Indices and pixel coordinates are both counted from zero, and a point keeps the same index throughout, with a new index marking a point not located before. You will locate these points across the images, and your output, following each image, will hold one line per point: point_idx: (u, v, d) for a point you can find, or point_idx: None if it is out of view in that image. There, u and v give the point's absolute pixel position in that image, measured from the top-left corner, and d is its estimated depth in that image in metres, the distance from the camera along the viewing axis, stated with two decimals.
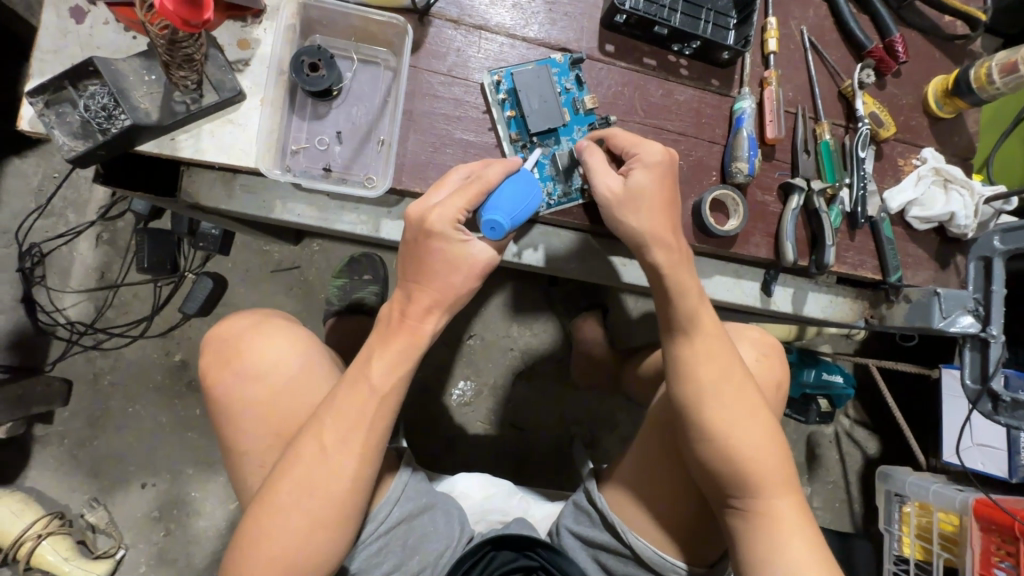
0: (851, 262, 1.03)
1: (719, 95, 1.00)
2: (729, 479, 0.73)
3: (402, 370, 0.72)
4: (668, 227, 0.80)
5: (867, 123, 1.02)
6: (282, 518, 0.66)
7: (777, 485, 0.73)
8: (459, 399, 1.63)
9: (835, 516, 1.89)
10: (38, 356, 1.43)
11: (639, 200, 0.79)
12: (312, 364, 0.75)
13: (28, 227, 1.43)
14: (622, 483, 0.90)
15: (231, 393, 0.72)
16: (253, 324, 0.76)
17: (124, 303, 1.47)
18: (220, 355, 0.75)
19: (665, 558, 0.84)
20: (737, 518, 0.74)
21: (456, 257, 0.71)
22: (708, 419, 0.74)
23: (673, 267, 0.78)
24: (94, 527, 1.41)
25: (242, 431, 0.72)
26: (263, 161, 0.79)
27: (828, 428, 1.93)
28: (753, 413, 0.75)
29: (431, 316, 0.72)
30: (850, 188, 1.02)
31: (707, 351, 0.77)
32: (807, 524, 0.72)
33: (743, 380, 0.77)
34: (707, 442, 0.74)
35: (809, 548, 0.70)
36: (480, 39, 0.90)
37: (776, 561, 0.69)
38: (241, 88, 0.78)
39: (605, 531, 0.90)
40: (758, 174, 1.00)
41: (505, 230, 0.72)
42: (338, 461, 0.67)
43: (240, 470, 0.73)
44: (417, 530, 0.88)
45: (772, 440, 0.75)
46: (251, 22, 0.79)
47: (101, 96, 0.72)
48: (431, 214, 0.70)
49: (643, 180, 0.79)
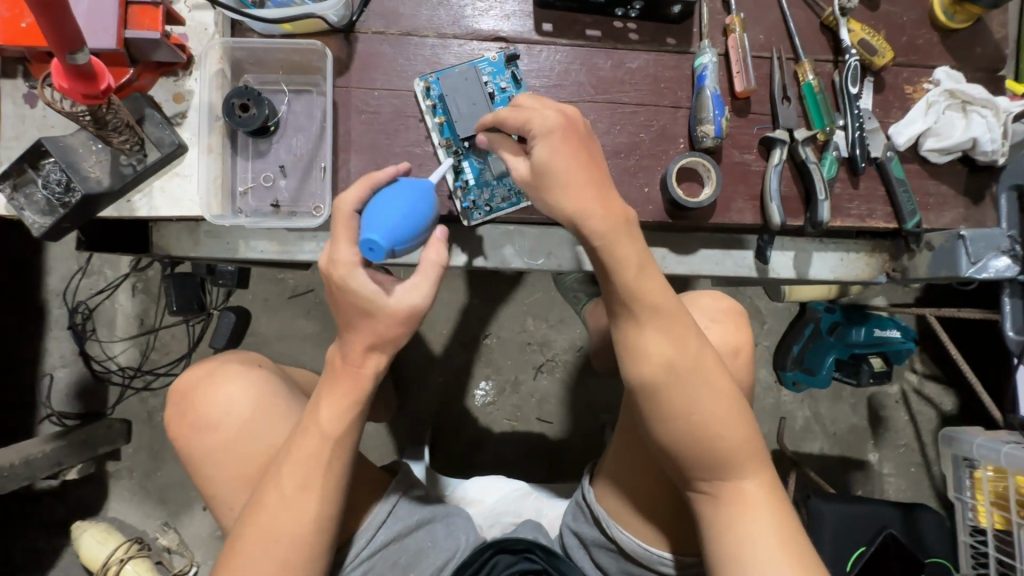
0: (857, 214, 0.91)
1: (677, 55, 0.92)
2: (692, 467, 0.69)
3: (354, 411, 0.72)
4: (592, 184, 0.68)
5: (856, 53, 0.90)
6: (248, 548, 0.70)
7: (744, 465, 0.69)
8: (483, 399, 1.62)
9: (910, 482, 1.73)
10: (99, 401, 1.55)
11: (551, 178, 0.68)
12: (266, 403, 0.84)
13: (75, 287, 1.55)
14: (606, 475, 0.87)
15: (194, 441, 0.83)
16: (207, 373, 0.86)
17: (164, 344, 1.57)
18: (179, 410, 0.85)
19: (650, 549, 0.82)
20: (702, 506, 0.70)
21: (370, 305, 0.68)
22: (663, 408, 0.68)
23: (612, 237, 0.67)
24: (169, 549, 1.53)
25: (212, 475, 0.82)
26: (211, 208, 0.82)
27: (893, 387, 1.74)
28: (719, 395, 0.68)
29: (371, 358, 0.70)
30: (845, 130, 0.91)
31: (663, 335, 0.68)
32: (774, 501, 0.70)
33: (707, 360, 0.69)
34: (668, 432, 0.68)
35: (777, 529, 0.68)
36: (410, 46, 0.88)
37: (742, 549, 0.67)
38: (181, 141, 0.81)
39: (594, 527, 0.88)
40: (731, 132, 0.91)
41: (386, 251, 0.66)
42: (293, 493, 0.70)
43: (219, 506, 0.82)
44: (412, 546, 0.91)
45: (735, 423, 0.69)
46: (182, 74, 0.82)
47: (58, 172, 0.78)
48: (334, 267, 0.67)
49: (548, 150, 0.67)
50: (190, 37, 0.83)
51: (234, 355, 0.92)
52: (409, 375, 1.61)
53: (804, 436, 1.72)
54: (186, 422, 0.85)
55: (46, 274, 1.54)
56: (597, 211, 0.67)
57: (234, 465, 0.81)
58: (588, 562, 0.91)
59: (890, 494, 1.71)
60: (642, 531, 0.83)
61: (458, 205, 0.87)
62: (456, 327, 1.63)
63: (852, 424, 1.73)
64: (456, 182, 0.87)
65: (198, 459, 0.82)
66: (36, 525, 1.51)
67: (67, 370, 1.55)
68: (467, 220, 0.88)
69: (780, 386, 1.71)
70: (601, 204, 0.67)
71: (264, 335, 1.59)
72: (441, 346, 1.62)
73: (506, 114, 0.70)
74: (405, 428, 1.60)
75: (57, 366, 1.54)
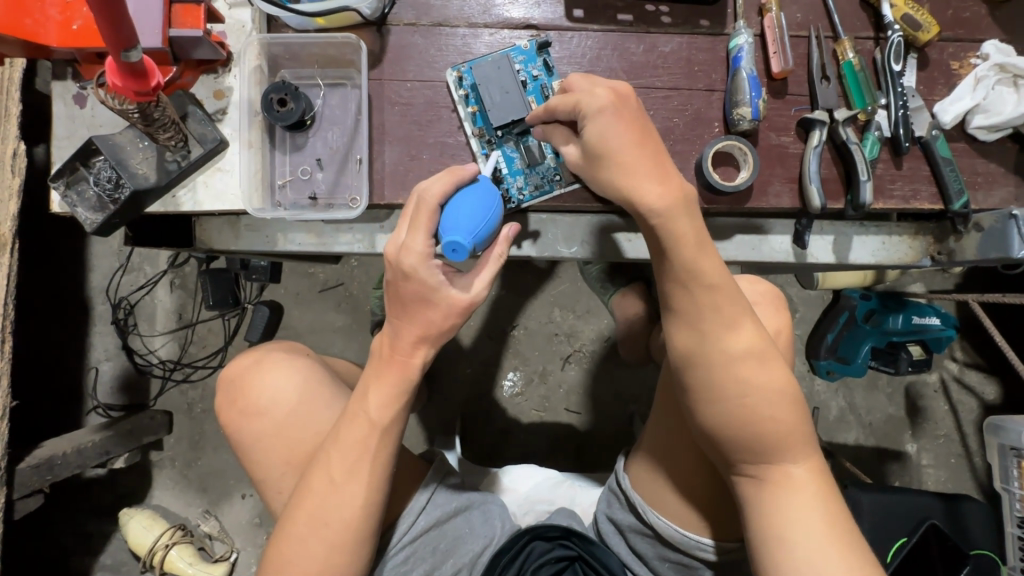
0: (900, 195, 0.89)
1: (711, 37, 0.90)
2: (737, 449, 0.68)
3: (400, 403, 0.74)
4: (649, 160, 0.69)
5: (899, 29, 0.87)
6: (297, 527, 0.72)
7: (790, 449, 0.68)
8: (511, 390, 1.63)
9: (950, 473, 1.68)
10: (142, 393, 1.60)
11: (608, 158, 0.70)
12: (312, 390, 0.86)
13: (116, 283, 1.60)
14: (643, 461, 0.88)
15: (243, 425, 0.86)
16: (256, 362, 0.89)
17: (201, 338, 1.62)
18: (230, 396, 0.88)
19: (689, 535, 0.82)
20: (747, 487, 0.70)
21: (426, 293, 0.69)
22: (711, 388, 0.68)
23: (670, 214, 0.68)
24: (210, 535, 1.58)
25: (261, 461, 0.84)
26: (252, 201, 0.84)
27: (932, 376, 1.70)
28: (770, 376, 0.68)
29: (421, 348, 0.73)
30: (887, 109, 0.88)
31: (713, 318, 0.68)
32: (822, 486, 0.69)
33: (757, 342, 0.68)
34: (711, 412, 0.68)
35: (822, 514, 0.67)
36: (442, 36, 0.88)
37: (785, 532, 0.66)
38: (223, 136, 0.83)
39: (630, 512, 0.90)
40: (767, 114, 0.89)
41: (468, 251, 0.70)
42: (341, 476, 0.72)
43: (266, 490, 0.85)
44: (451, 532, 0.92)
45: (786, 406, 0.68)
46: (222, 71, 0.84)
47: (107, 170, 0.81)
48: (408, 253, 0.68)
49: (599, 129, 0.69)
50: (229, 35, 0.84)
51: (278, 345, 0.95)
52: (437, 366, 1.63)
53: (839, 426, 1.68)
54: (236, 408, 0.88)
55: (89, 271, 1.59)
56: (653, 188, 0.68)
57: (281, 450, 0.84)
58: (625, 548, 0.92)
59: (928, 486, 1.67)
60: (681, 517, 0.83)
61: None
62: (484, 319, 1.63)
63: (889, 414, 1.69)
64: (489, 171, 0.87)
65: (247, 444, 0.84)
66: (87, 511, 1.58)
67: (111, 364, 1.60)
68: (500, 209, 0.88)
69: (813, 375, 1.68)
70: (659, 181, 0.68)
71: (298, 327, 1.62)
72: (469, 337, 1.63)
73: (556, 102, 0.73)
74: (435, 418, 1.62)
75: (102, 359, 1.60)
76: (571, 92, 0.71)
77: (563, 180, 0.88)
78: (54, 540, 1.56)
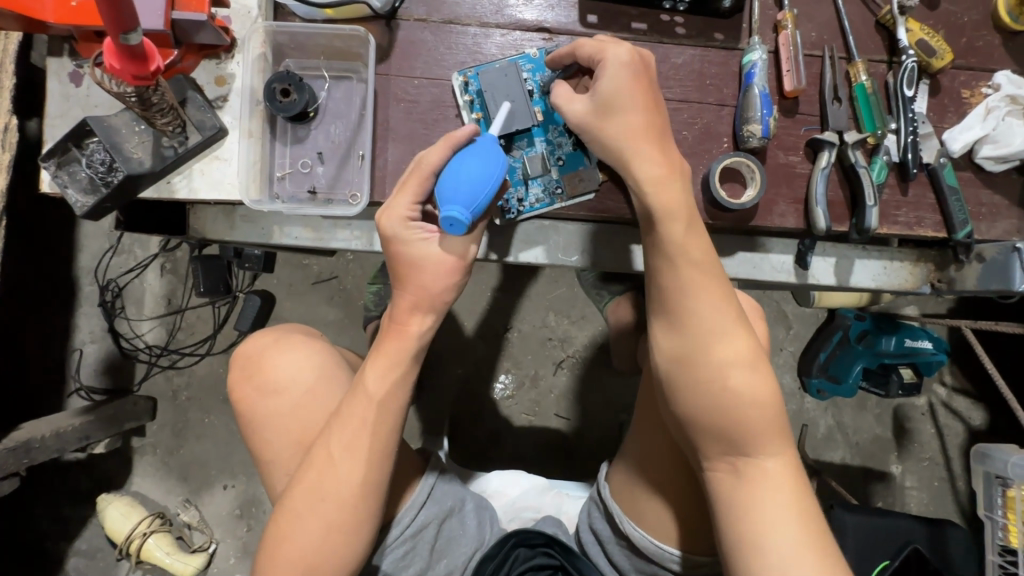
0: (904, 221, 0.89)
1: (725, 51, 0.89)
2: (708, 439, 0.68)
3: (398, 375, 0.73)
4: (650, 136, 0.74)
5: (914, 54, 0.86)
6: (296, 517, 0.71)
7: (764, 444, 0.67)
8: (502, 393, 1.62)
9: (933, 496, 1.69)
10: (126, 378, 1.57)
11: (615, 109, 0.74)
12: (329, 374, 0.85)
13: (105, 265, 1.57)
14: (622, 472, 0.88)
15: (258, 403, 0.84)
16: (274, 341, 0.88)
17: (189, 325, 1.59)
18: (245, 371, 0.87)
19: (662, 548, 0.82)
20: (717, 487, 0.68)
21: (421, 256, 0.72)
22: (682, 372, 0.68)
23: (658, 183, 0.72)
24: (189, 525, 1.56)
25: (271, 443, 0.83)
26: (249, 192, 0.81)
27: (920, 399, 1.71)
28: (739, 369, 0.68)
29: (416, 316, 0.73)
30: (897, 134, 0.88)
31: (685, 307, 0.69)
32: (797, 486, 0.66)
33: (734, 330, 0.69)
34: (685, 400, 0.68)
35: (796, 514, 0.64)
36: (452, 35, 0.86)
37: (757, 532, 0.64)
38: (222, 124, 0.81)
39: (609, 523, 0.90)
40: (777, 133, 0.88)
41: (467, 224, 0.68)
42: (345, 466, 0.71)
43: (270, 475, 0.83)
44: (446, 531, 0.92)
45: (762, 398, 0.67)
46: (224, 57, 0.82)
47: (101, 152, 0.78)
48: (387, 214, 0.71)
49: (608, 85, 0.73)
50: (234, 20, 0.82)
51: (295, 328, 0.94)
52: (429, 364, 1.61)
53: (826, 444, 1.69)
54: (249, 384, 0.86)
55: (78, 250, 1.56)
56: (650, 163, 0.73)
57: (291, 436, 0.82)
58: (605, 560, 0.92)
59: (911, 507, 1.68)
60: (656, 528, 0.82)
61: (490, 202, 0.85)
62: (479, 318, 1.62)
63: (875, 434, 1.70)
64: None
65: (260, 422, 0.83)
66: (64, 495, 1.55)
67: (97, 346, 1.57)
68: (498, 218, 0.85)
69: (803, 393, 1.69)
70: (657, 156, 0.73)
71: (288, 318, 1.60)
72: (463, 336, 1.62)
73: (583, 44, 0.75)
74: (423, 417, 1.60)
75: (87, 341, 1.56)
76: (601, 42, 0.74)
77: (565, 194, 0.85)
78: (29, 523, 1.53)
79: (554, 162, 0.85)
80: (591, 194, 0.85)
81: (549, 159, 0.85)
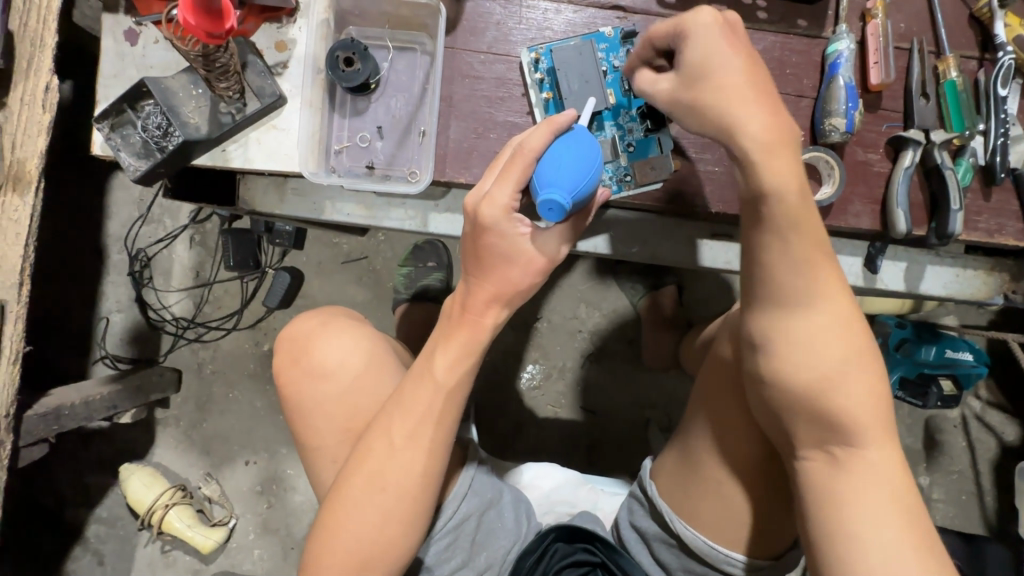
0: (985, 227, 0.85)
1: (807, 39, 0.85)
2: (803, 426, 0.66)
3: (468, 362, 0.70)
4: (758, 97, 0.63)
5: (1011, 51, 0.82)
6: (356, 503, 0.69)
7: (863, 433, 0.64)
8: (529, 383, 1.60)
9: (960, 510, 1.66)
10: (152, 348, 1.56)
11: (708, 73, 0.63)
12: (379, 358, 0.83)
13: (134, 234, 1.54)
14: (673, 470, 0.86)
15: (305, 388, 0.81)
16: (322, 323, 0.85)
17: (217, 299, 1.57)
18: (291, 353, 0.84)
19: (718, 549, 0.80)
20: (812, 477, 0.67)
21: (512, 249, 0.67)
22: (777, 358, 0.65)
23: (770, 149, 0.62)
24: (210, 499, 1.55)
25: (317, 429, 0.80)
26: (307, 163, 0.78)
27: (953, 412, 1.67)
28: (843, 356, 0.64)
29: (492, 309, 0.69)
30: (985, 135, 0.83)
31: (792, 290, 0.65)
32: (903, 478, 0.64)
33: (840, 318, 0.65)
34: (778, 385, 0.66)
35: (898, 507, 0.62)
36: (522, 9, 0.82)
37: (854, 524, 0.62)
38: (282, 92, 0.77)
39: (654, 520, 0.88)
40: (858, 128, 0.84)
41: (565, 212, 0.65)
42: (408, 452, 0.69)
43: (315, 461, 0.81)
44: (485, 522, 0.89)
45: (866, 386, 0.64)
46: (286, 22, 0.78)
47: (157, 115, 0.76)
48: (486, 203, 0.65)
49: (695, 50, 0.64)
50: None
51: (338, 310, 0.92)
52: None
53: None
54: (296, 367, 0.83)
55: (108, 218, 1.53)
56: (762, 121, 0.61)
57: (339, 421, 0.80)
58: (647, 557, 0.90)
59: (937, 520, 1.66)
60: (710, 529, 0.80)
61: None
62: None
63: (906, 445, 1.66)
64: None
65: (307, 407, 0.80)
66: (86, 463, 1.55)
67: (123, 316, 1.55)
68: None
69: None
70: (766, 113, 0.62)
71: (317, 296, 1.57)
72: None
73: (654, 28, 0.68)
74: None
75: (114, 310, 1.55)
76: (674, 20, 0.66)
77: (634, 182, 0.81)
78: (52, 488, 1.53)
79: (624, 148, 0.81)
80: (661, 182, 0.80)
81: (618, 145, 0.81)
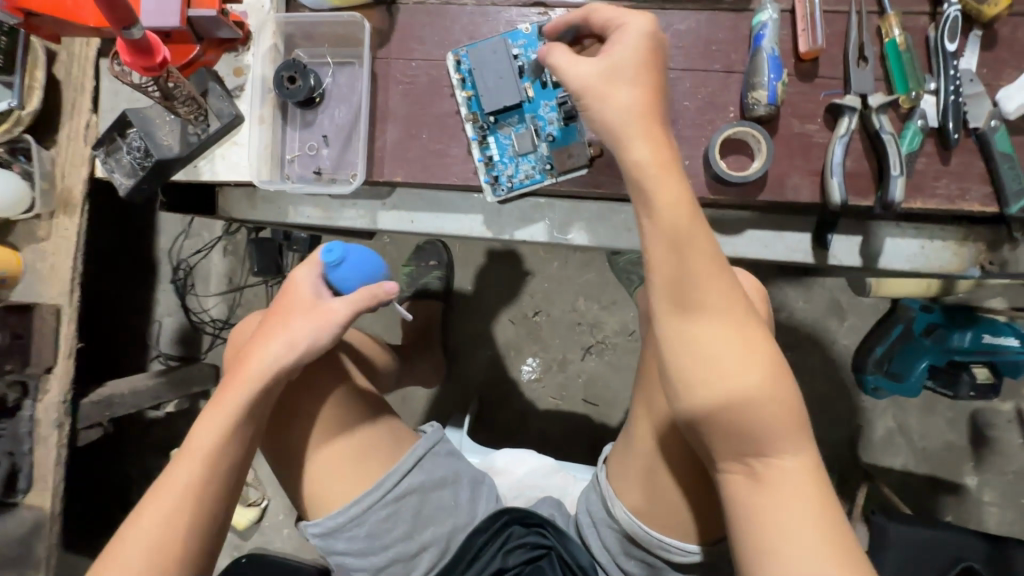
0: (945, 193, 0.78)
1: (735, 14, 0.83)
2: (719, 438, 0.63)
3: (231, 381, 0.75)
4: (649, 123, 0.66)
5: (958, 3, 0.77)
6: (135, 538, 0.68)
7: (782, 443, 0.62)
8: (530, 376, 1.63)
9: (1018, 514, 1.49)
10: (195, 347, 1.77)
11: (617, 81, 0.67)
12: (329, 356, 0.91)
13: (178, 246, 1.76)
14: (616, 458, 0.88)
15: None
16: None
17: (248, 302, 1.75)
18: None
19: (651, 532, 0.82)
20: (731, 490, 0.65)
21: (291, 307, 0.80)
22: (685, 372, 0.63)
23: (659, 168, 0.64)
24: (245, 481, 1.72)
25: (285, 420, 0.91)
26: (260, 172, 0.89)
27: (1005, 404, 1.51)
28: (752, 368, 0.62)
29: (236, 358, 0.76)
30: (935, 95, 0.78)
31: (699, 300, 0.63)
32: (822, 486, 0.63)
33: (740, 328, 0.63)
34: (690, 399, 0.63)
35: (817, 518, 0.61)
36: (449, 16, 0.88)
37: (772, 540, 0.60)
38: (239, 112, 0.89)
39: (600, 505, 0.89)
40: (791, 99, 0.81)
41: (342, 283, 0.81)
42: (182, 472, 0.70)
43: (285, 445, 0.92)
44: (437, 502, 0.93)
45: (778, 396, 0.62)
46: (241, 50, 0.90)
47: (139, 140, 0.89)
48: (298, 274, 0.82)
49: (621, 51, 0.68)
50: (249, 15, 0.90)
51: None
52: (460, 345, 1.66)
53: (885, 448, 1.53)
54: None
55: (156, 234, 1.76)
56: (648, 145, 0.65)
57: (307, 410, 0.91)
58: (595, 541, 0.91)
59: (989, 525, 1.49)
60: (646, 515, 0.83)
61: (481, 179, 0.86)
62: (509, 302, 1.64)
63: (947, 441, 1.52)
64: (481, 156, 0.86)
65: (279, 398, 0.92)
66: (146, 448, 1.78)
67: (172, 319, 1.77)
68: (490, 199, 0.86)
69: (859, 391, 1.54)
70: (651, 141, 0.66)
71: None
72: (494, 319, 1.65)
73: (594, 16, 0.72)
74: (452, 396, 1.65)
75: (164, 314, 1.77)
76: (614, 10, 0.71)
77: (555, 169, 0.85)
78: (120, 470, 1.77)
79: (545, 138, 0.85)
80: (584, 169, 0.84)
81: (539, 136, 0.85)
